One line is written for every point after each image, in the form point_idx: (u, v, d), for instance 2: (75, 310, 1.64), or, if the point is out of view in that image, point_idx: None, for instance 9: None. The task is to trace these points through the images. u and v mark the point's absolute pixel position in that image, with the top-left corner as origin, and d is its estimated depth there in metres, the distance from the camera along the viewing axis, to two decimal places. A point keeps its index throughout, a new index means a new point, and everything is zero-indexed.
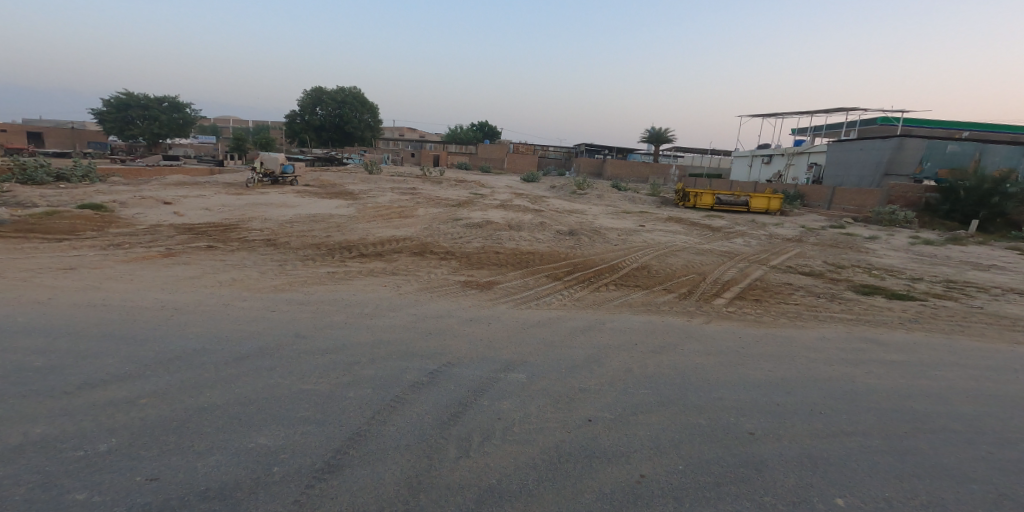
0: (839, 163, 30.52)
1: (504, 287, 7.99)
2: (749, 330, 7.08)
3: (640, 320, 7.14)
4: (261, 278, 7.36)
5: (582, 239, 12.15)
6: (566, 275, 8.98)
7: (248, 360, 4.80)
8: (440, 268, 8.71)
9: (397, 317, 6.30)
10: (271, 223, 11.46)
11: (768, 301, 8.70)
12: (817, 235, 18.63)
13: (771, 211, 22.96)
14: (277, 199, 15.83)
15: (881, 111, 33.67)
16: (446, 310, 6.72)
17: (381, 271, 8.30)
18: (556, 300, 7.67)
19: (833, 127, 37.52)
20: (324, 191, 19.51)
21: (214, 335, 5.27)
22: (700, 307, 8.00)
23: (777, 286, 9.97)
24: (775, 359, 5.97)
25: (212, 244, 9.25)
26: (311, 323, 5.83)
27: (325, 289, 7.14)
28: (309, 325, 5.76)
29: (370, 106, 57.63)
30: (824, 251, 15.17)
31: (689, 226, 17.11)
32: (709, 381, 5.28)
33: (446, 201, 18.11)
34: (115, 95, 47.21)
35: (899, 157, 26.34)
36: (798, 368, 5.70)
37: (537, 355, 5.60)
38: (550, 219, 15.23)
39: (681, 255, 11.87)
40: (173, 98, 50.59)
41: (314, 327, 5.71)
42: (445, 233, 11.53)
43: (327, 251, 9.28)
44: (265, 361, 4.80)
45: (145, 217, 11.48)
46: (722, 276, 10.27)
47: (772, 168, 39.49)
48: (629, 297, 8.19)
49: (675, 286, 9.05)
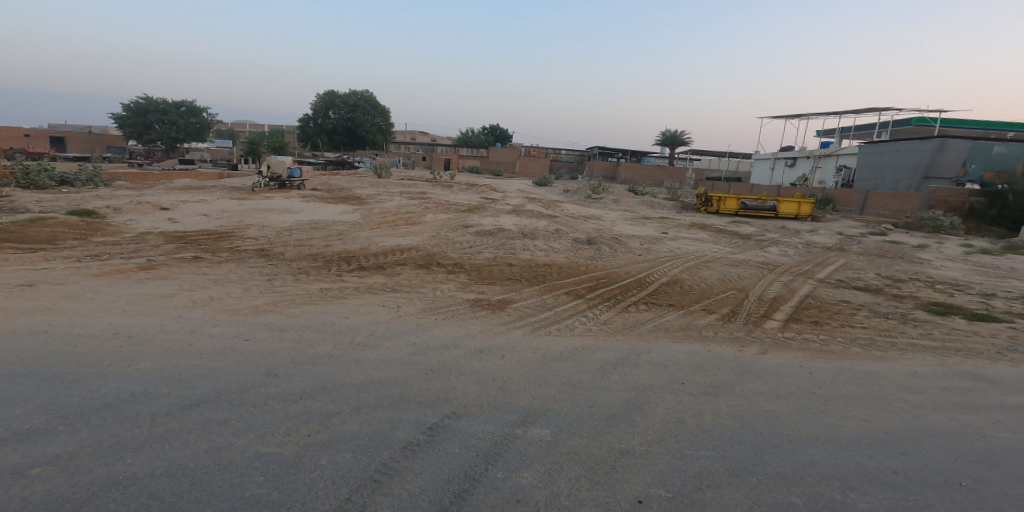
0: (873, 166, 28.84)
1: (519, 307, 6.92)
2: (813, 363, 5.89)
3: (682, 351, 6.01)
4: (244, 296, 6.40)
5: (601, 248, 11.06)
6: (591, 292, 7.88)
7: (200, 408, 3.84)
8: (447, 283, 7.67)
9: (393, 349, 5.28)
10: (269, 231, 10.58)
11: (828, 324, 7.48)
12: (859, 243, 17.21)
13: (799, 217, 21.54)
14: (281, 203, 14.99)
15: (917, 112, 31.83)
16: (453, 339, 5.68)
17: (381, 287, 7.30)
18: (579, 324, 6.58)
19: (864, 128, 35.72)
20: (330, 196, 18.64)
21: (167, 372, 4.31)
22: (748, 332, 6.83)
23: (833, 304, 8.74)
24: (862, 405, 4.78)
25: (198, 255, 8.36)
26: (292, 355, 4.85)
27: (313, 310, 6.16)
28: (289, 358, 4.79)
29: (383, 108, 56.95)
30: (872, 262, 13.81)
31: (718, 234, 15.87)
32: (788, 439, 4.13)
33: (457, 206, 17.06)
34: (135, 100, 47.82)
35: (941, 160, 24.65)
36: (891, 418, 4.52)
37: (563, 402, 4.55)
38: (568, 225, 14.12)
39: (715, 266, 10.69)
40: (190, 103, 50.88)
41: (293, 361, 4.74)
42: (453, 241, 10.54)
43: (324, 263, 8.32)
44: (222, 410, 3.85)
45: (137, 224, 10.68)
46: (768, 292, 9.07)
47: (796, 171, 37.74)
48: (664, 319, 7.07)
49: (715, 305, 7.89)
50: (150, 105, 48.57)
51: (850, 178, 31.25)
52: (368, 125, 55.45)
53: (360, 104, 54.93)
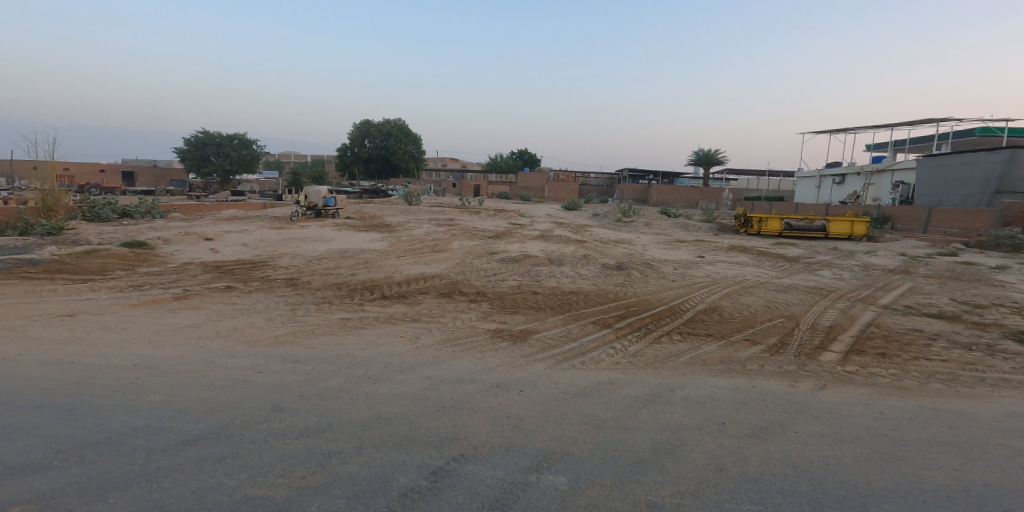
0: (933, 182, 27.01)
1: (542, 338, 6.57)
2: (884, 401, 5.29)
3: (721, 386, 5.49)
4: (265, 327, 6.34)
5: (636, 273, 10.59)
6: (620, 321, 7.43)
7: (197, 445, 3.68)
8: (469, 313, 7.44)
9: (405, 383, 5.05)
10: (301, 260, 10.70)
11: (898, 357, 6.73)
12: (924, 264, 15.93)
13: (853, 236, 20.19)
14: (317, 233, 15.25)
15: (981, 123, 29.82)
16: (470, 373, 5.40)
17: (402, 317, 7.13)
18: (606, 356, 6.15)
19: (920, 142, 33.75)
20: (363, 224, 18.89)
21: (174, 405, 4.22)
22: (800, 365, 6.20)
23: (903, 334, 7.92)
24: (953, 450, 4.28)
25: (231, 285, 8.47)
26: (301, 389, 4.69)
27: (331, 341, 6.03)
28: (297, 392, 4.62)
29: (414, 136, 58.54)
30: (942, 285, 12.68)
31: (763, 257, 15.04)
32: (859, 492, 3.70)
33: (486, 232, 16.92)
34: (194, 135, 50.89)
35: (1013, 173, 22.81)
36: (990, 467, 4.04)
37: (584, 445, 4.16)
38: (601, 251, 13.71)
39: (762, 292, 10.00)
40: (243, 136, 53.66)
41: (301, 395, 4.57)
42: (481, 269, 10.33)
43: (347, 292, 8.26)
44: (218, 448, 3.68)
45: (180, 254, 11.03)
46: (822, 320, 8.36)
47: (846, 189, 35.89)
48: (700, 350, 6.54)
49: (760, 335, 7.28)
50: (206, 140, 51.49)
51: (909, 195, 29.33)
52: (401, 153, 56.84)
53: (394, 133, 56.38)
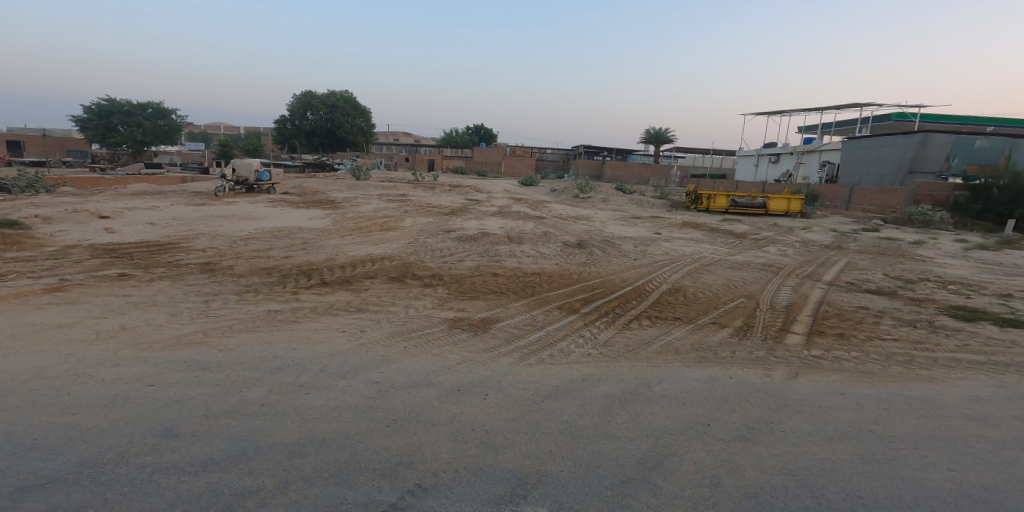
0: (856, 162, 28.34)
1: (507, 328, 5.90)
2: (858, 389, 5.02)
3: (698, 378, 5.07)
4: (166, 324, 5.27)
5: (593, 252, 10.09)
6: (586, 306, 6.88)
7: (43, 501, 2.75)
8: (422, 300, 6.61)
9: (347, 390, 4.23)
10: (222, 240, 9.40)
11: (857, 337, 6.58)
12: (856, 240, 16.50)
13: (788, 213, 20.80)
14: (244, 209, 13.72)
15: (899, 107, 31.45)
16: (424, 374, 4.63)
17: (344, 306, 6.21)
18: (575, 347, 5.56)
19: (846, 123, 35.36)
20: (301, 200, 17.37)
21: (16, 439, 3.21)
22: (770, 350, 5.88)
23: (853, 312, 7.84)
24: (940, 445, 4.01)
25: (128, 272, 7.19)
26: (207, 406, 3.77)
27: (255, 339, 5.06)
28: (202, 411, 3.70)
29: (363, 108, 55.33)
30: (875, 260, 13.08)
31: (712, 233, 15.01)
32: (864, 505, 3.30)
33: (437, 209, 15.94)
34: (99, 102, 45.62)
35: (925, 154, 24.18)
36: (983, 464, 3.76)
37: (562, 462, 3.54)
38: (556, 227, 13.16)
39: (717, 270, 9.77)
40: (157, 104, 48.72)
41: (206, 415, 3.65)
42: (431, 249, 9.47)
43: (280, 278, 7.18)
44: (74, 504, 2.75)
45: (67, 236, 9.43)
46: (779, 299, 8.19)
47: (780, 168, 37.25)
48: (672, 337, 6.10)
49: (726, 318, 6.95)
50: (111, 107, 46.44)
51: (834, 173, 30.73)
52: (348, 126, 53.62)
53: (338, 105, 52.99)
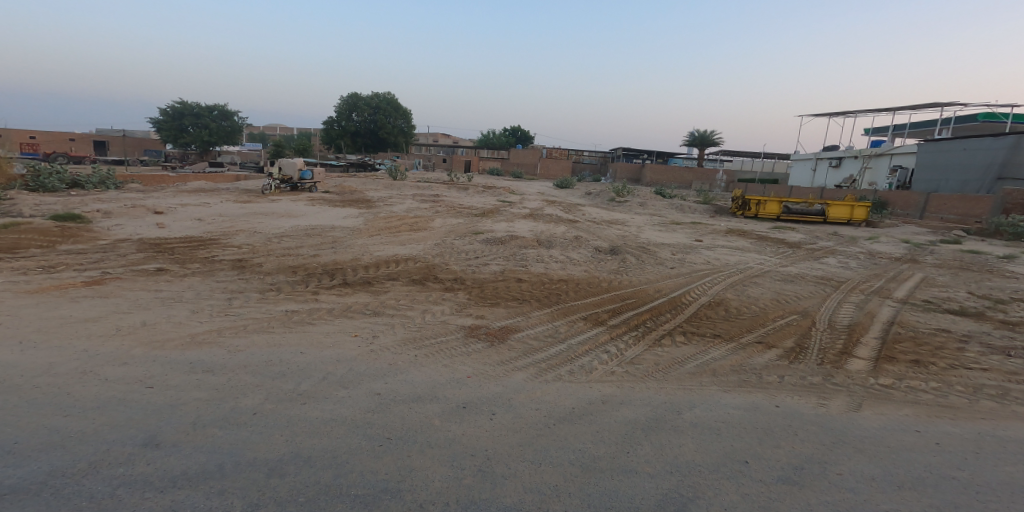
0: (933, 166, 26.11)
1: (525, 339, 5.51)
2: (935, 426, 4.30)
3: (737, 406, 4.49)
4: (184, 322, 5.10)
5: (630, 259, 9.52)
6: (615, 318, 6.38)
7: None
8: (440, 305, 6.31)
9: (346, 402, 3.96)
10: (258, 238, 9.45)
11: (932, 365, 5.76)
12: (931, 253, 15.06)
13: (852, 221, 19.29)
14: (287, 207, 13.94)
15: (984, 107, 28.78)
16: (430, 387, 4.33)
17: (360, 309, 5.99)
18: (598, 363, 5.09)
19: (921, 124, 32.76)
20: (341, 199, 17.57)
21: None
22: (826, 377, 5.19)
23: (930, 334, 6.95)
24: None
25: (163, 266, 7.26)
26: (197, 413, 3.58)
27: (264, 339, 4.88)
28: (190, 418, 3.51)
29: (405, 110, 56.20)
30: (955, 276, 11.80)
31: (766, 242, 14.03)
32: None
33: (474, 209, 15.73)
34: (173, 104, 48.42)
35: (1016, 159, 21.94)
36: None
37: (571, 499, 3.13)
38: (592, 232, 12.64)
39: (769, 283, 8.99)
40: (224, 106, 51.39)
41: (193, 423, 3.47)
42: (460, 251, 9.20)
43: (303, 277, 7.05)
44: None
45: (119, 230, 9.75)
46: (839, 318, 7.38)
47: (842, 173, 35.01)
48: (708, 357, 5.52)
49: (774, 336, 6.27)
50: (183, 109, 49.22)
51: (905, 178, 28.48)
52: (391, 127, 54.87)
53: (383, 106, 54.26)
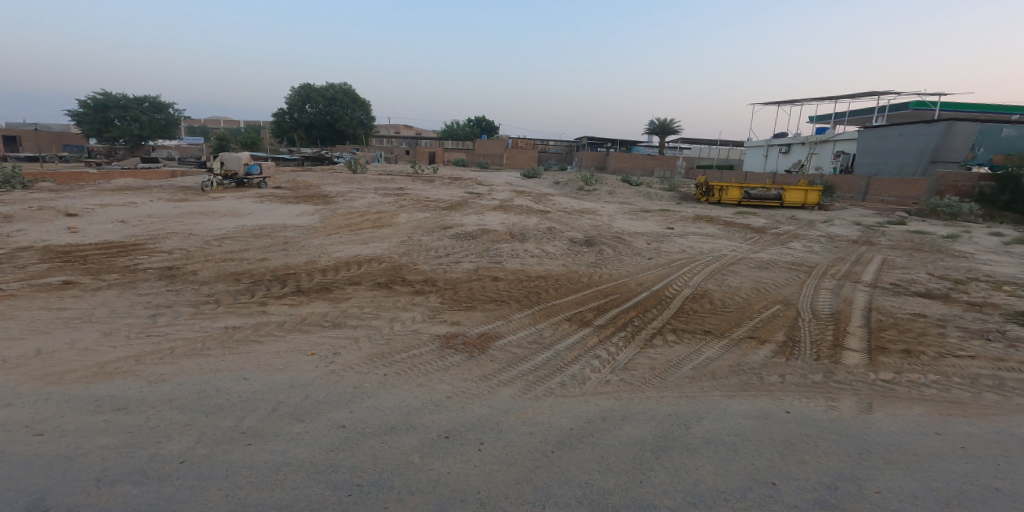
0: (873, 151, 27.04)
1: (508, 346, 4.93)
2: (953, 427, 4.01)
3: (747, 414, 4.08)
4: (93, 348, 4.20)
5: (604, 250, 9.08)
6: (601, 317, 5.89)
7: None
8: (410, 311, 5.64)
9: (303, 439, 3.26)
10: (194, 241, 8.44)
11: (924, 354, 5.54)
12: (883, 234, 15.38)
13: (806, 205, 19.65)
14: (228, 205, 12.77)
15: (918, 95, 29.98)
16: (405, 415, 3.68)
17: (318, 320, 5.24)
18: (590, 372, 4.58)
19: (862, 111, 33.94)
20: (292, 195, 16.41)
21: None
22: (827, 374, 4.87)
23: (911, 320, 6.80)
24: None
25: (73, 278, 6.25)
26: (105, 466, 2.82)
27: (196, 364, 4.07)
28: (94, 473, 2.76)
29: (362, 101, 54.23)
30: (912, 258, 11.98)
31: (730, 228, 13.93)
32: None
33: (437, 203, 14.98)
34: (95, 96, 44.73)
35: (947, 143, 22.89)
36: None
37: None
38: (562, 223, 12.16)
39: (744, 271, 8.75)
40: (154, 98, 48.02)
41: (99, 479, 2.73)
42: (425, 248, 8.51)
43: (248, 285, 6.20)
44: None
45: (23, 236, 8.53)
46: (821, 306, 7.15)
47: (791, 158, 35.98)
48: (706, 357, 5.10)
49: (765, 330, 5.94)
50: (108, 101, 45.61)
51: (848, 163, 29.47)
52: (348, 118, 52.93)
53: (339, 97, 52.18)
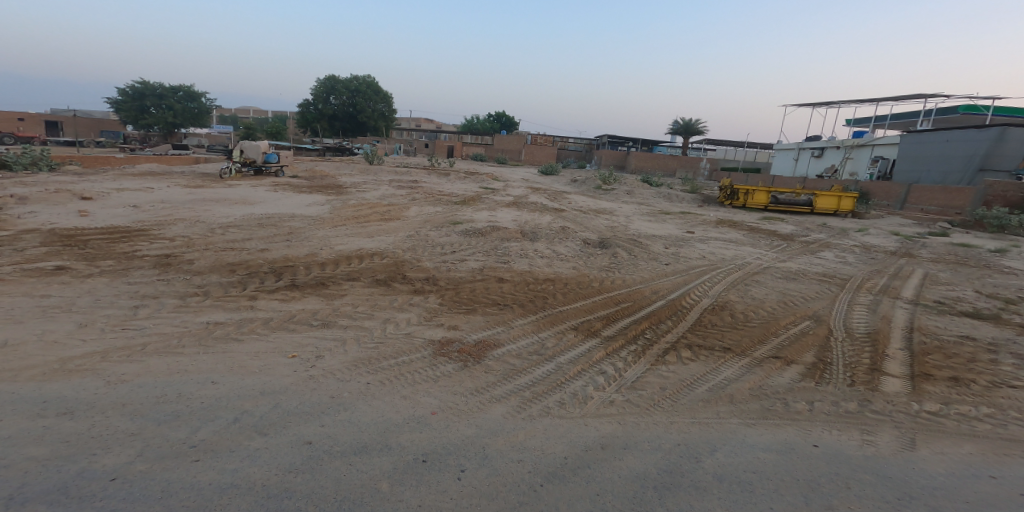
0: (915, 157, 25.75)
1: (506, 356, 4.54)
2: (1011, 472, 3.47)
3: (767, 447, 3.60)
4: (61, 342, 3.96)
5: (620, 253, 8.60)
6: (610, 327, 5.45)
7: None
8: (405, 313, 5.28)
9: (261, 457, 2.93)
10: (199, 229, 8.25)
11: (975, 384, 4.94)
12: (923, 246, 14.50)
13: (839, 212, 18.67)
14: (242, 193, 12.67)
15: (965, 99, 28.46)
16: (382, 431, 3.33)
17: (306, 319, 4.92)
18: (593, 390, 4.16)
19: (903, 115, 32.44)
20: (308, 185, 16.28)
21: None
22: (863, 402, 4.34)
23: (958, 342, 6.16)
24: None
25: (66, 263, 6.08)
26: (20, 482, 2.58)
27: (164, 363, 3.79)
28: (7, 492, 2.52)
29: (385, 94, 54.16)
30: (955, 272, 11.18)
31: (758, 234, 13.26)
32: None
33: (452, 197, 14.65)
34: (134, 84, 45.70)
35: (996, 150, 21.59)
36: None
37: None
38: (578, 222, 11.71)
39: (770, 281, 8.18)
40: (190, 87, 48.86)
41: (11, 499, 2.49)
42: (432, 244, 8.16)
43: (242, 278, 5.93)
44: None
45: (32, 217, 8.46)
46: (856, 324, 6.55)
47: (824, 163, 34.67)
48: (724, 378, 4.62)
49: (792, 349, 5.42)
50: (145, 89, 46.53)
51: (887, 169, 28.17)
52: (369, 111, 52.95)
53: (361, 89, 52.23)
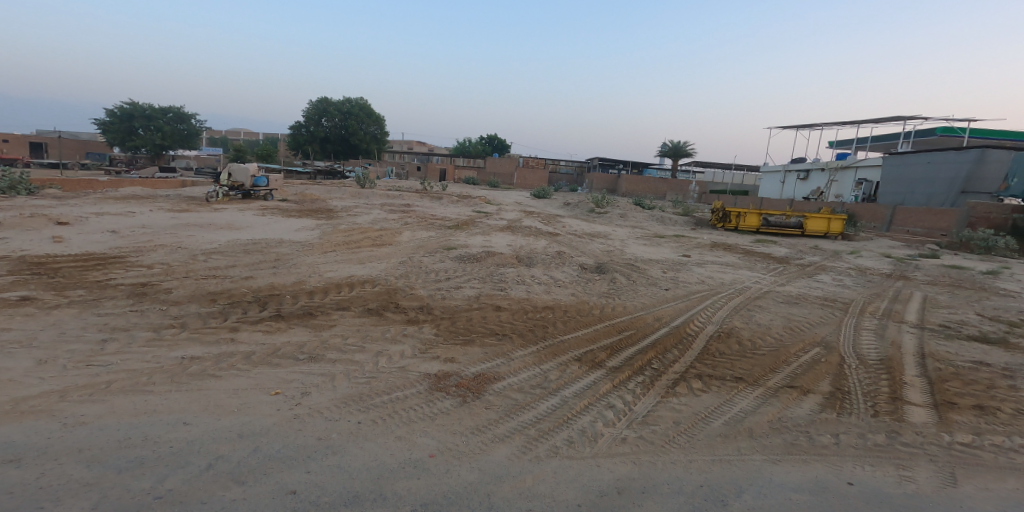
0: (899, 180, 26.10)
1: (507, 391, 4.21)
2: None
3: (797, 487, 3.30)
4: (17, 379, 3.59)
5: (618, 278, 8.36)
6: (615, 357, 5.15)
7: None
8: (398, 344, 4.94)
9: None
10: (180, 255, 7.88)
11: (1001, 412, 4.69)
12: (916, 268, 14.46)
13: (829, 235, 18.72)
14: (227, 217, 12.31)
15: (945, 123, 29.06)
16: (375, 479, 2.98)
17: (291, 352, 4.57)
18: (602, 426, 3.84)
19: (885, 138, 33.04)
20: (295, 209, 15.95)
21: None
22: (891, 434, 4.06)
23: (973, 368, 5.95)
24: None
25: (33, 292, 5.69)
26: None
27: (131, 403, 3.42)
28: None
29: (378, 117, 54.45)
30: (953, 295, 11.08)
31: (753, 257, 13.13)
32: None
33: (443, 221, 14.40)
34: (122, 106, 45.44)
35: (979, 173, 21.92)
36: None
37: None
38: (573, 247, 11.50)
39: (772, 306, 7.97)
40: (179, 109, 48.69)
41: None
42: (424, 270, 7.86)
43: (223, 307, 5.58)
44: None
45: (3, 244, 8.05)
46: (867, 350, 6.31)
47: (810, 186, 35.06)
48: (740, 410, 4.32)
49: (806, 377, 5.16)
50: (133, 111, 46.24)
51: (872, 192, 28.51)
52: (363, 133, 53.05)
53: (355, 111, 52.38)
